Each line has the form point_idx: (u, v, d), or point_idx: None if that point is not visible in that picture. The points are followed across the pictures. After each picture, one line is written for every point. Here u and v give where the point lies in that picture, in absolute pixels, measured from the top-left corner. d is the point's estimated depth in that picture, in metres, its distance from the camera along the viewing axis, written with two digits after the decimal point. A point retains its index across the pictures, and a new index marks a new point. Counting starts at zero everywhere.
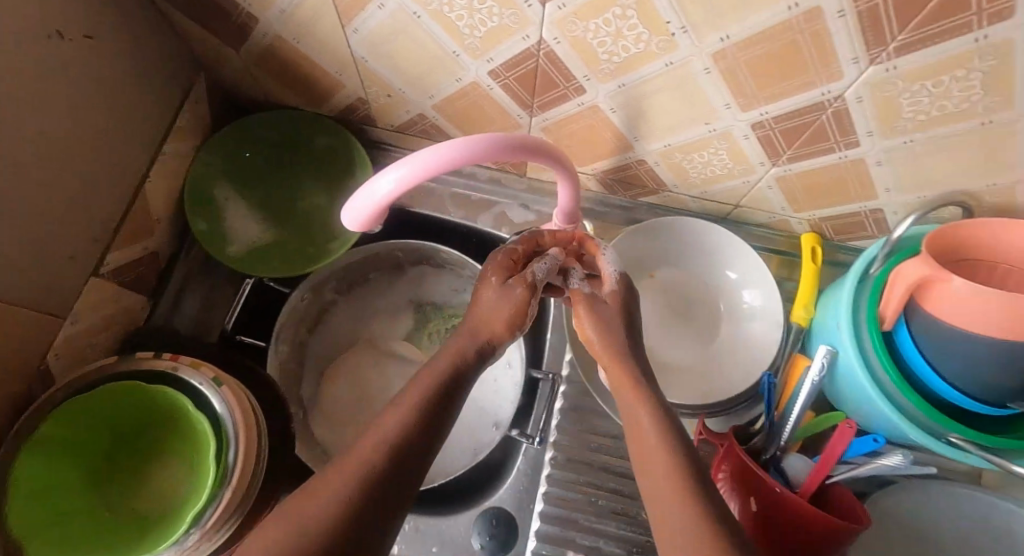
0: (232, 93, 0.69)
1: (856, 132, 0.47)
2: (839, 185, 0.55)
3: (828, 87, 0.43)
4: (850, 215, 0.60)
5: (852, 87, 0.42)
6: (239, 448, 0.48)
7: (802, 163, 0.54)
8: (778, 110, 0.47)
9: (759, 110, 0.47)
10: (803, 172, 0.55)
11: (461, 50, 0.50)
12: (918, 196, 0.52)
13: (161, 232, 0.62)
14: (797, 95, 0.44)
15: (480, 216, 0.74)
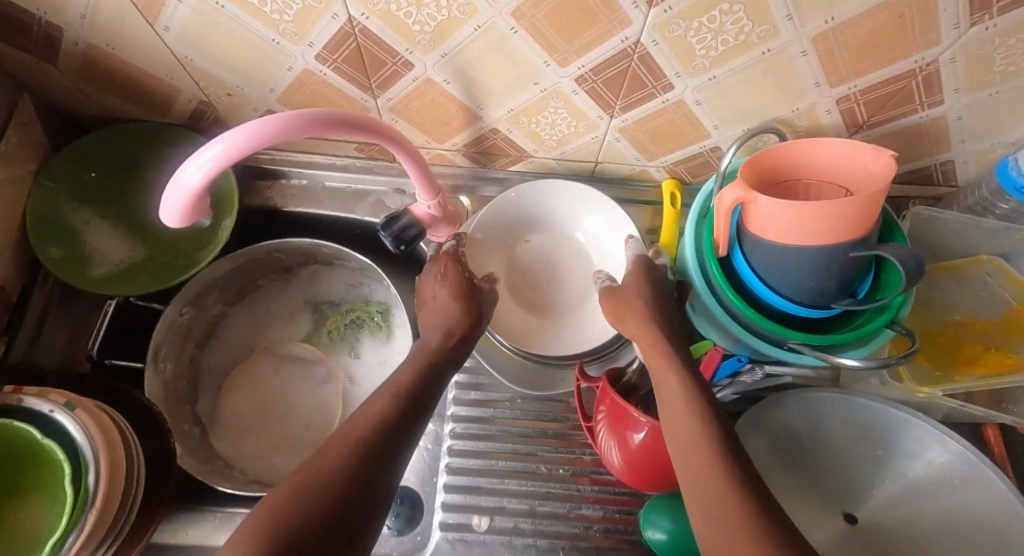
0: (70, 113, 0.65)
1: (667, 76, 0.50)
2: (669, 138, 0.58)
3: (627, 41, 0.46)
4: (696, 157, 0.63)
5: (640, 36, 0.45)
6: (100, 472, 0.46)
7: (637, 125, 0.58)
8: (595, 71, 0.50)
9: (584, 74, 0.50)
10: (635, 136, 0.60)
11: (279, 36, 0.50)
12: (742, 129, 0.56)
13: (3, 264, 0.59)
14: (597, 48, 0.47)
15: (357, 206, 0.74)
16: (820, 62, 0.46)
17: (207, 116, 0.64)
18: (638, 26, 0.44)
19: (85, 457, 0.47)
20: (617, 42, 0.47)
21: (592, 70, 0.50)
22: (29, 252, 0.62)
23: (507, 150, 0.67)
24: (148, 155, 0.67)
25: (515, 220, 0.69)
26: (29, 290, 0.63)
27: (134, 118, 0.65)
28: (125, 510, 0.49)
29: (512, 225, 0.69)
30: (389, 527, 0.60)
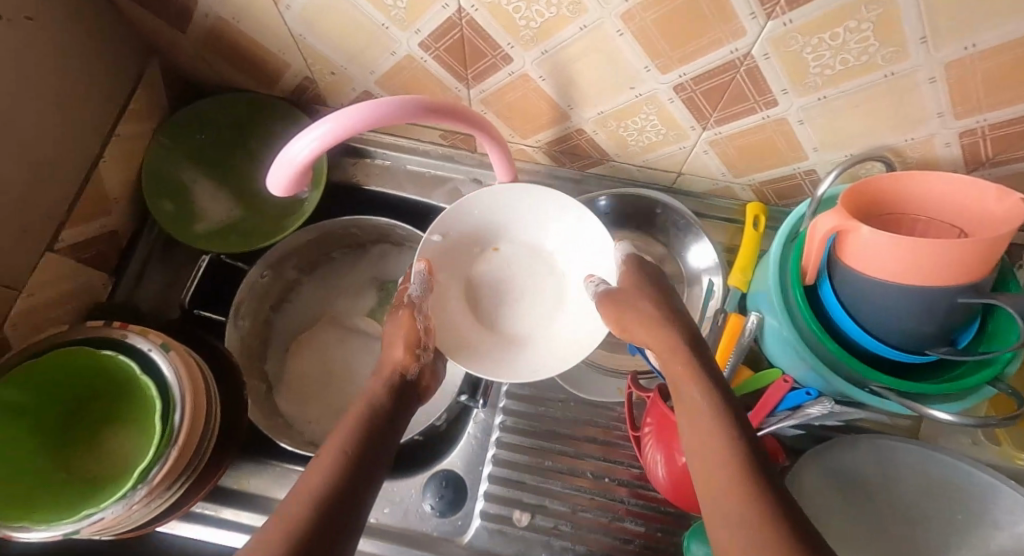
0: (191, 79, 0.70)
1: (772, 91, 0.47)
2: (764, 153, 0.56)
3: (731, 52, 0.44)
4: (789, 178, 0.60)
5: (757, 48, 0.43)
6: (184, 413, 0.50)
7: (733, 145, 0.57)
8: (698, 80, 0.48)
9: (687, 84, 0.49)
10: (723, 154, 0.59)
11: (388, 21, 0.51)
12: (844, 154, 0.53)
13: (119, 211, 0.64)
14: (703, 57, 0.45)
15: (435, 192, 0.76)
16: (948, 90, 0.42)
17: (310, 91, 0.67)
18: (744, 39, 0.42)
19: (174, 400, 0.50)
20: (727, 55, 0.44)
21: (697, 76, 0.48)
22: (141, 203, 0.68)
23: (589, 152, 0.67)
24: (258, 121, 0.71)
25: (474, 228, 0.62)
26: (137, 238, 0.68)
27: (247, 88, 0.70)
28: (197, 451, 0.51)
29: (474, 233, 0.62)
30: (432, 506, 0.61)
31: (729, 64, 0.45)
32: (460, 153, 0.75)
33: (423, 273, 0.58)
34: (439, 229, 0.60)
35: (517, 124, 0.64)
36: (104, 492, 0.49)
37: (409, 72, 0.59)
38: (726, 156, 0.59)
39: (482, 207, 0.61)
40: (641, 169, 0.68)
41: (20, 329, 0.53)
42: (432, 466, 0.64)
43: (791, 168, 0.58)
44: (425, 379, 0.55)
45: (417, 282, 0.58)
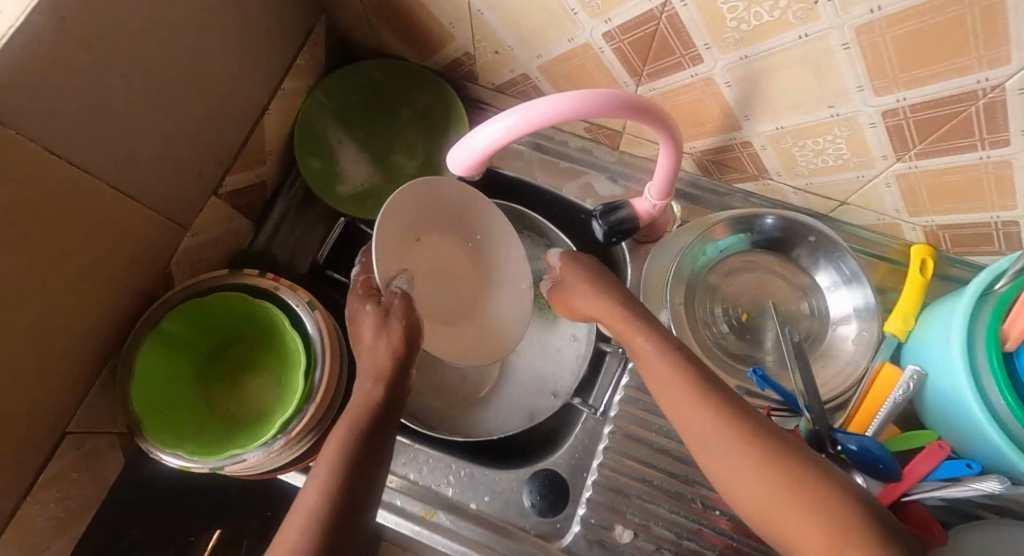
0: (347, 40, 0.70)
1: (1008, 130, 0.42)
2: (957, 195, 0.51)
3: (972, 82, 0.40)
4: (979, 226, 0.54)
5: (1003, 79, 0.39)
6: (324, 370, 0.52)
7: (922, 183, 0.52)
8: (915, 109, 0.44)
9: (901, 113, 0.45)
10: (905, 190, 0.54)
11: (580, 6, 0.49)
12: None
13: (271, 162, 0.66)
14: (937, 84, 0.41)
15: (566, 184, 0.72)
16: None
17: (465, 67, 0.66)
18: (996, 68, 0.38)
19: (316, 353, 0.53)
20: (961, 86, 0.40)
21: (916, 104, 0.43)
22: (289, 157, 0.69)
23: (746, 166, 0.63)
24: (407, 87, 0.71)
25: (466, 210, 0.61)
26: (281, 188, 0.69)
27: (399, 56, 0.69)
28: (336, 407, 0.54)
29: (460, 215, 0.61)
30: (531, 504, 0.60)
31: (966, 95, 0.41)
32: (598, 146, 0.71)
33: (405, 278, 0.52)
34: (412, 230, 0.56)
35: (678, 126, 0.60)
36: (257, 435, 0.53)
37: (580, 60, 0.56)
38: (908, 193, 0.54)
39: (433, 205, 0.57)
40: (798, 192, 0.63)
41: (181, 265, 0.56)
42: (534, 463, 0.63)
43: (989, 217, 0.52)
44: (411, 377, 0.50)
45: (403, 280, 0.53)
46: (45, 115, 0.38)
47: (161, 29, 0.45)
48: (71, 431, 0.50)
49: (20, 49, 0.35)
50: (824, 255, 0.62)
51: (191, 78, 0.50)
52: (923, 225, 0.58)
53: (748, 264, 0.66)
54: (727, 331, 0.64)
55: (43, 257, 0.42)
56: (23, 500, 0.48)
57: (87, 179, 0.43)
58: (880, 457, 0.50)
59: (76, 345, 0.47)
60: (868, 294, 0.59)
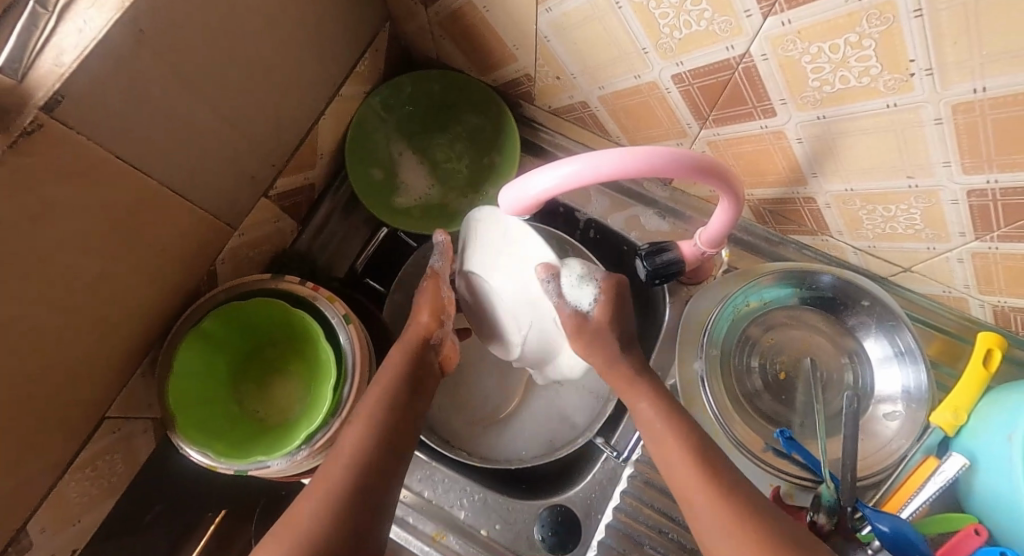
0: (408, 48, 0.70)
1: None
2: None
3: None
4: None
5: None
6: (352, 387, 0.52)
7: (989, 264, 0.48)
8: (1004, 192, 0.40)
9: (989, 191, 0.41)
10: (975, 269, 0.50)
11: (652, 47, 0.47)
12: None
13: (322, 165, 0.66)
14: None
15: (613, 215, 0.69)
16: None
17: (524, 87, 0.64)
18: None
19: (346, 367, 0.53)
20: None
21: (1008, 185, 0.40)
22: (340, 159, 0.69)
23: (806, 220, 0.58)
24: (463, 100, 0.70)
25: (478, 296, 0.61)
26: (328, 190, 0.69)
27: (457, 68, 0.68)
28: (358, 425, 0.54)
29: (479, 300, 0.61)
30: (540, 538, 0.59)
31: None
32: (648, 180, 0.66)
33: (444, 245, 0.60)
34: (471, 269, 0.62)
35: (739, 171, 0.57)
36: (278, 442, 0.54)
37: (645, 95, 0.54)
38: (996, 275, 0.49)
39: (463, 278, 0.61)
40: (857, 256, 0.59)
41: (226, 264, 0.57)
42: (550, 496, 0.62)
43: None
44: (444, 349, 0.58)
45: (439, 253, 0.61)
46: (115, 121, 0.38)
47: (233, 39, 0.45)
48: (108, 416, 0.50)
49: (99, 58, 0.35)
50: (879, 324, 0.58)
51: (257, 85, 0.50)
52: (994, 305, 0.53)
53: (794, 320, 0.62)
54: (762, 389, 0.60)
55: (99, 255, 0.42)
56: (56, 482, 0.48)
57: (148, 183, 0.43)
58: (911, 540, 0.47)
59: (119, 338, 0.48)
60: (921, 374, 0.55)
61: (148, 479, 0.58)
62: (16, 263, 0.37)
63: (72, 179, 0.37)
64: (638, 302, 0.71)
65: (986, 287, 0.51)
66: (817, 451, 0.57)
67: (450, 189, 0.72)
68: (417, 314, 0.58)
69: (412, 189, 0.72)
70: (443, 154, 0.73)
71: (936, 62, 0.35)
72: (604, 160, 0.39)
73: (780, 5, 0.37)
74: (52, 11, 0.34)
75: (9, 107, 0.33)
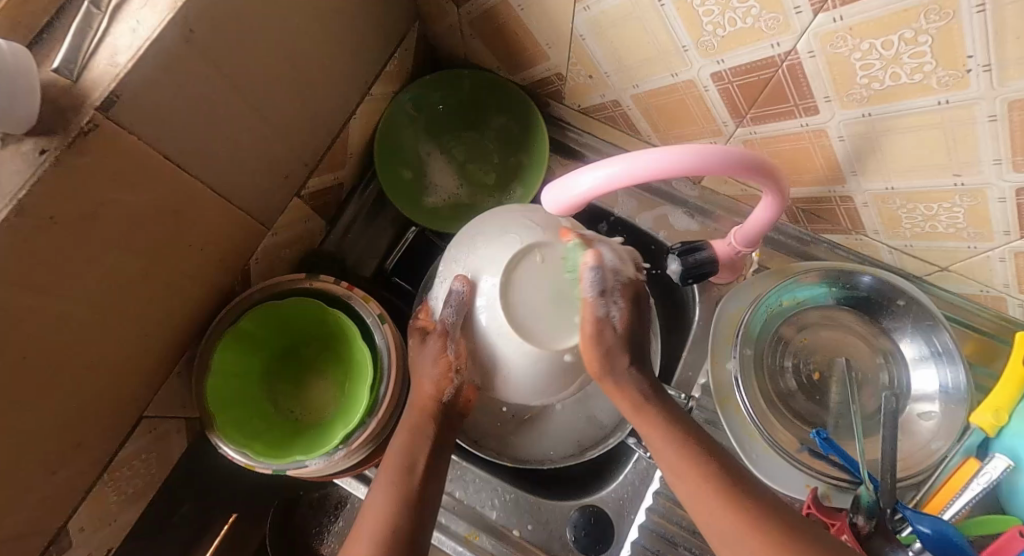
0: (435, 48, 0.70)
1: None
2: None
3: None
4: None
5: None
6: (389, 386, 0.52)
7: None
8: None
9: None
10: (1018, 269, 0.50)
11: (693, 45, 0.47)
12: None
13: (351, 165, 0.66)
14: None
15: (641, 214, 0.68)
16: None
17: (554, 86, 0.64)
18: None
19: (382, 367, 0.53)
20: None
21: None
22: (367, 158, 0.69)
23: (840, 219, 0.58)
24: (491, 101, 0.70)
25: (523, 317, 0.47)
26: (356, 190, 0.69)
27: (485, 67, 0.68)
28: (393, 424, 0.54)
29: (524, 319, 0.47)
30: (573, 539, 0.59)
31: None
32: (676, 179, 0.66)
33: (460, 295, 0.49)
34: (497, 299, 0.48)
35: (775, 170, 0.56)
36: (314, 441, 0.54)
37: (680, 93, 0.53)
38: None
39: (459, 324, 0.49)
40: (892, 256, 0.58)
41: (259, 263, 0.57)
42: (582, 497, 0.62)
43: None
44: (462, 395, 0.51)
45: (452, 304, 0.49)
46: (164, 120, 0.38)
47: (275, 39, 0.45)
48: (146, 416, 0.50)
49: (152, 58, 0.35)
50: (916, 324, 0.58)
51: (294, 84, 0.50)
52: None
53: (827, 320, 0.62)
54: (796, 390, 0.60)
55: (143, 255, 0.42)
56: (96, 482, 0.48)
57: (191, 183, 0.43)
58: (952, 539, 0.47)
59: (157, 339, 0.48)
60: (960, 375, 0.55)
61: (181, 478, 0.58)
62: (68, 262, 0.37)
63: (122, 179, 0.37)
64: (666, 301, 0.71)
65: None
66: (854, 451, 0.57)
67: (476, 188, 0.71)
68: (420, 382, 0.50)
69: (438, 189, 0.71)
70: (468, 154, 0.73)
71: (995, 58, 0.34)
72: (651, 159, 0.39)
73: (833, 1, 0.37)
74: (106, 12, 0.35)
75: (64, 107, 0.33)
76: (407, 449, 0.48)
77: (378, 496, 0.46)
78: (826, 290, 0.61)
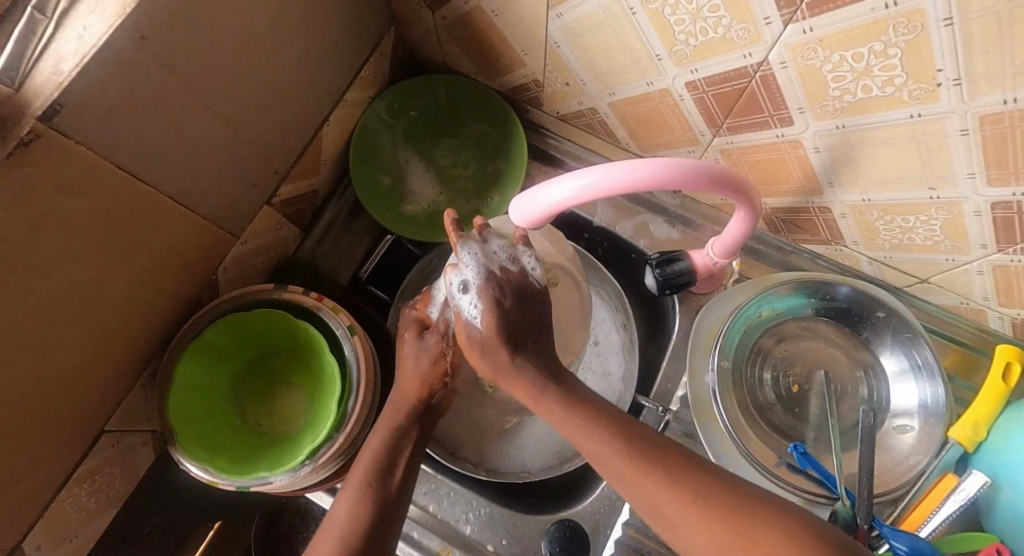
0: (413, 53, 0.69)
1: None
2: None
3: None
4: None
5: None
6: (357, 399, 0.51)
7: (1010, 276, 0.47)
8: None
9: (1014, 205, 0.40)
10: (996, 282, 0.49)
11: (666, 53, 0.46)
12: None
13: (326, 171, 0.65)
14: None
15: (621, 222, 0.68)
16: None
17: (532, 93, 0.63)
18: None
19: (350, 379, 0.52)
20: None
21: None
22: (343, 165, 0.67)
23: (820, 230, 0.57)
24: (470, 107, 0.69)
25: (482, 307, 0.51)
26: (332, 197, 0.68)
27: (463, 72, 0.67)
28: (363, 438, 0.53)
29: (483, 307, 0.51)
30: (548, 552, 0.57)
31: None
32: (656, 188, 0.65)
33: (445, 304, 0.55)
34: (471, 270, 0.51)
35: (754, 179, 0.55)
36: (282, 456, 0.53)
37: (656, 101, 0.52)
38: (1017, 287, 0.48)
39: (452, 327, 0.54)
40: (871, 267, 0.58)
41: (228, 273, 0.56)
42: (558, 511, 0.61)
43: None
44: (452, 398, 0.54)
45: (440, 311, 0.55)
46: (116, 129, 0.37)
47: (237, 46, 0.44)
48: (107, 430, 0.49)
49: (99, 66, 0.34)
50: (895, 336, 0.57)
51: (260, 91, 0.49)
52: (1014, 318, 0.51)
53: (807, 331, 0.61)
54: (774, 402, 0.59)
55: (96, 268, 0.41)
56: (53, 498, 0.47)
57: (148, 192, 0.42)
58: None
59: (117, 352, 0.47)
60: (938, 389, 0.54)
61: (147, 491, 0.57)
62: (11, 275, 0.35)
63: (69, 190, 0.36)
64: (646, 310, 0.70)
65: (1006, 299, 0.50)
66: (832, 466, 0.56)
67: (454, 194, 0.70)
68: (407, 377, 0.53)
69: (415, 196, 0.70)
70: (446, 161, 0.72)
71: (966, 72, 0.33)
72: (620, 171, 0.38)
73: (803, 12, 0.36)
74: (52, 17, 0.33)
75: (5, 117, 0.32)
76: (380, 458, 0.48)
77: (343, 506, 0.45)
78: (807, 300, 0.60)
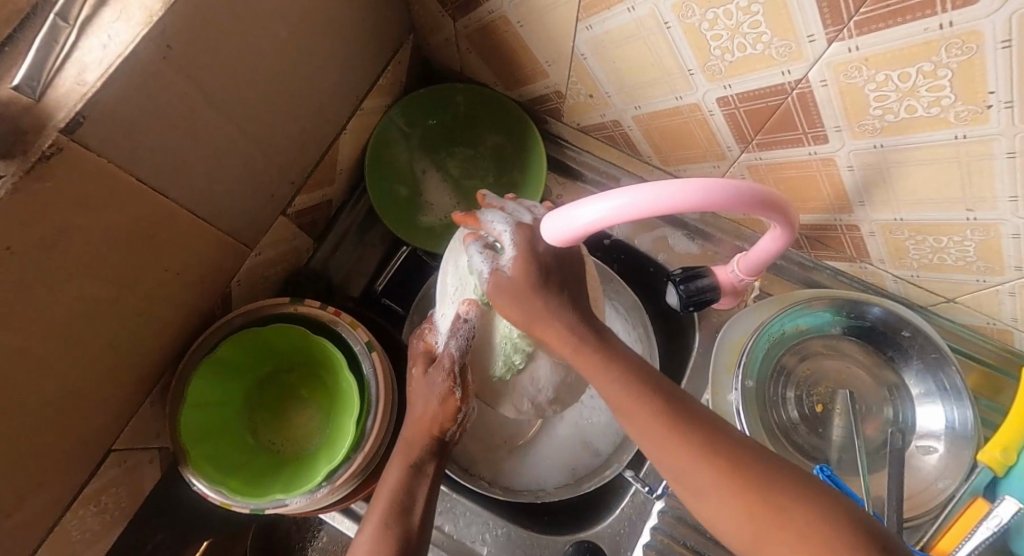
0: (430, 61, 0.68)
1: None
2: None
3: None
4: None
5: None
6: (376, 418, 0.50)
7: None
8: None
9: None
10: None
11: (699, 68, 0.45)
12: None
13: (340, 181, 0.63)
14: None
15: (640, 236, 0.67)
16: None
17: (552, 104, 0.62)
18: None
19: (368, 398, 0.51)
20: None
21: None
22: (357, 174, 0.66)
23: (845, 247, 0.56)
24: (486, 117, 0.68)
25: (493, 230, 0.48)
26: (344, 207, 0.66)
27: (481, 81, 0.66)
28: (380, 459, 0.51)
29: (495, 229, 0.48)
30: None
31: None
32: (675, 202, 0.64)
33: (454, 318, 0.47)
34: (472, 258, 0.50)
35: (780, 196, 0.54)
36: (296, 478, 0.51)
37: (684, 114, 0.51)
38: None
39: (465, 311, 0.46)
40: (897, 286, 0.57)
41: (241, 285, 0.54)
42: (577, 532, 0.60)
43: None
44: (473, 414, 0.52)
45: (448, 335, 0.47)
46: (137, 141, 0.36)
47: (260, 54, 0.43)
48: (114, 449, 0.47)
49: (123, 76, 0.32)
50: (922, 358, 0.56)
51: (279, 100, 0.47)
52: None
53: (830, 350, 0.60)
54: (798, 422, 0.58)
55: (110, 282, 0.39)
56: (58, 520, 0.45)
57: (166, 205, 0.40)
58: None
59: (129, 367, 0.45)
60: (966, 411, 0.53)
61: (153, 510, 0.55)
62: (25, 292, 0.34)
63: (87, 205, 0.34)
64: (663, 324, 0.69)
65: None
66: (859, 488, 0.55)
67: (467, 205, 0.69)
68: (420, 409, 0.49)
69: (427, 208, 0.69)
70: (459, 171, 0.70)
71: (1019, 94, 0.33)
72: (665, 189, 0.36)
73: (849, 30, 0.35)
74: (74, 25, 0.32)
75: (25, 129, 0.31)
76: (400, 490, 0.46)
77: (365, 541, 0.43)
78: (831, 319, 0.59)
